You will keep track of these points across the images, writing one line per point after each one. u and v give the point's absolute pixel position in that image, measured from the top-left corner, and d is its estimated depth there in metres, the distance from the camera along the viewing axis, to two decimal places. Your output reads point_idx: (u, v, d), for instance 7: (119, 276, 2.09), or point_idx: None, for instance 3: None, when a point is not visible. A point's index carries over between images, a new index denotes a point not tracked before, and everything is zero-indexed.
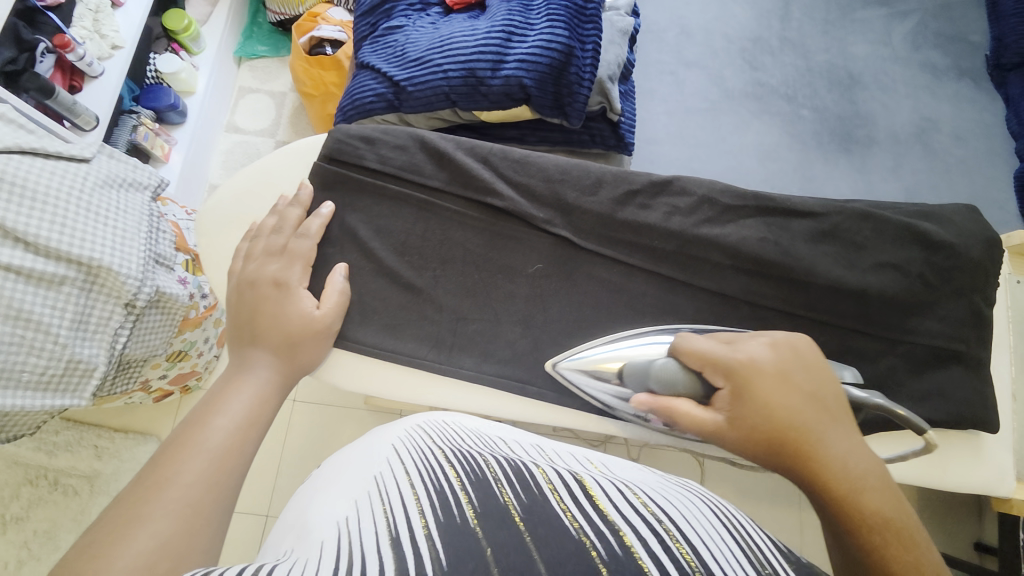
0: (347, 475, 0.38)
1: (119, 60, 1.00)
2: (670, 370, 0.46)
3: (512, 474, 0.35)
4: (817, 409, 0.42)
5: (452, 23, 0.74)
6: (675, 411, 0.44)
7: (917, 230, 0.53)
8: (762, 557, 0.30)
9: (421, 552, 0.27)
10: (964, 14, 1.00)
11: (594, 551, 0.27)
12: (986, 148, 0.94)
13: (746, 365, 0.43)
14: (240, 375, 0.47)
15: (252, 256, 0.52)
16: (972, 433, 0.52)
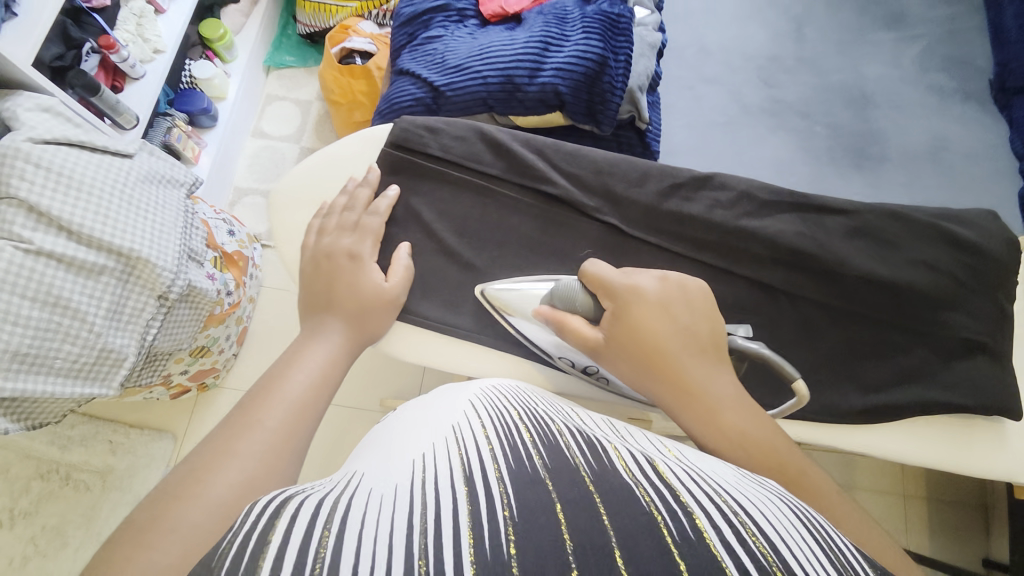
0: (420, 429, 0.38)
1: (160, 63, 1.03)
2: (571, 290, 0.51)
3: (586, 444, 0.34)
4: (687, 331, 0.47)
5: (490, 33, 0.78)
6: (569, 328, 0.50)
7: (945, 230, 0.55)
8: (837, 555, 0.29)
9: (496, 503, 0.27)
10: (971, 41, 1.05)
11: (665, 530, 0.26)
12: (994, 167, 0.98)
13: (629, 291, 0.49)
14: (315, 338, 0.51)
15: (325, 231, 0.56)
16: (995, 421, 0.53)
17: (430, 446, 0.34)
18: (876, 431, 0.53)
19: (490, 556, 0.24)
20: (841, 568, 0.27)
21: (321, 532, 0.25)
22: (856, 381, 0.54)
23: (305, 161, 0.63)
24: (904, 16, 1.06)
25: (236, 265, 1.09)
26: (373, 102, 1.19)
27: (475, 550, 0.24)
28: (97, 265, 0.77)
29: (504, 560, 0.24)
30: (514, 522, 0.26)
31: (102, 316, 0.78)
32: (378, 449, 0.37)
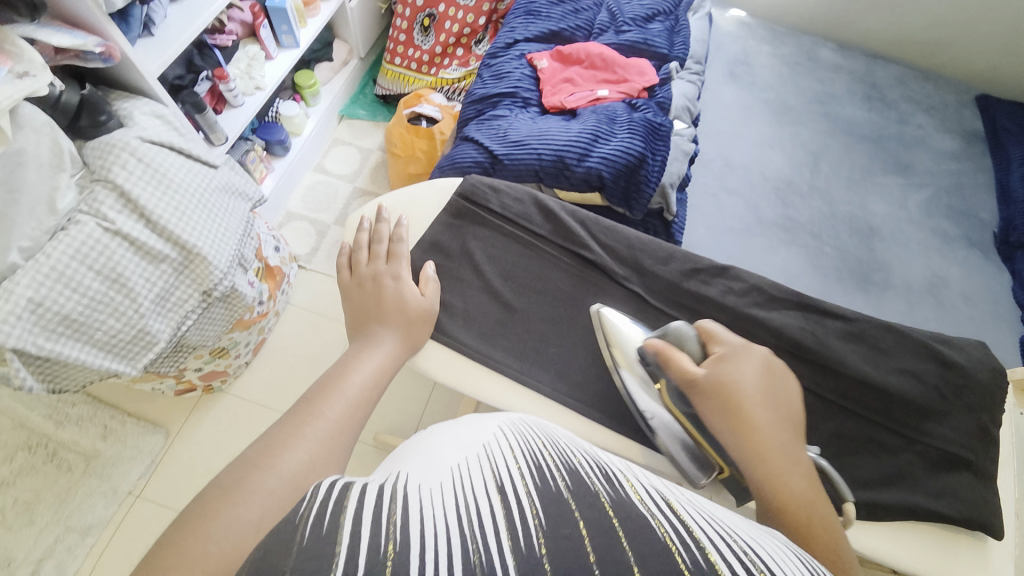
0: (455, 436, 0.39)
1: (257, 98, 1.18)
2: (686, 333, 0.56)
3: (603, 471, 0.35)
4: (776, 399, 0.51)
5: (548, 120, 0.91)
6: (674, 360, 0.54)
7: (936, 350, 0.60)
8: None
9: (527, 512, 0.28)
10: (975, 196, 1.17)
11: (678, 556, 0.27)
12: (994, 311, 1.04)
13: (745, 349, 0.54)
14: (368, 343, 0.55)
15: (361, 262, 0.62)
16: (976, 536, 0.54)
17: (466, 453, 0.35)
18: (863, 527, 0.54)
19: (525, 553, 0.25)
20: None
21: (387, 511, 0.27)
22: (847, 475, 0.56)
23: (386, 197, 0.71)
24: (910, 167, 1.20)
25: (275, 278, 1.17)
26: (429, 159, 1.33)
27: (514, 547, 0.26)
28: (161, 253, 0.83)
29: (537, 559, 0.25)
30: (543, 528, 0.27)
31: (151, 300, 0.84)
32: (415, 452, 0.38)
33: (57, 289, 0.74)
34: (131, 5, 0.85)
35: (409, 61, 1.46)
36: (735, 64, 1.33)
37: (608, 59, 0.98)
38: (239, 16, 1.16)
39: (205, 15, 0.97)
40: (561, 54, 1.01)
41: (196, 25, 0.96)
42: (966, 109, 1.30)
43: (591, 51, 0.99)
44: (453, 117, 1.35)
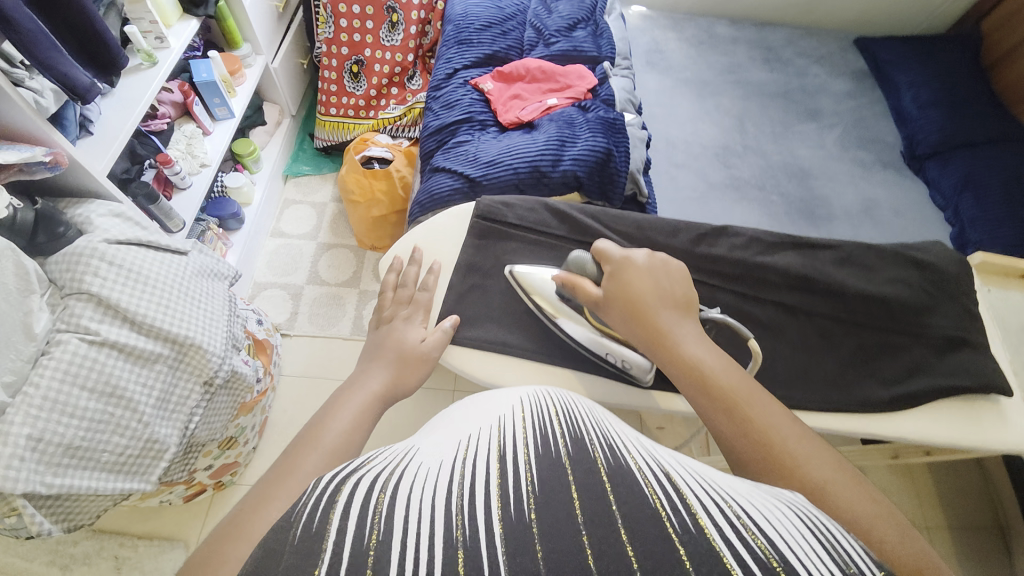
0: (476, 409, 0.37)
1: (204, 175, 1.17)
2: (581, 259, 0.61)
3: (607, 439, 0.32)
4: (662, 293, 0.54)
5: (511, 136, 0.95)
6: (580, 287, 0.59)
7: (909, 255, 0.71)
8: (844, 554, 0.25)
9: (521, 476, 0.26)
10: (877, 124, 1.35)
11: (665, 519, 0.24)
12: (921, 218, 1.20)
13: (623, 258, 0.58)
14: (358, 387, 0.53)
15: (385, 304, 0.65)
16: (991, 399, 0.64)
17: (481, 420, 0.33)
18: (902, 417, 0.63)
19: (514, 519, 0.23)
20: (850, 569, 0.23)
21: (375, 494, 0.25)
22: (875, 376, 0.64)
23: (408, 236, 0.74)
24: (820, 111, 1.35)
25: (267, 352, 1.13)
26: (391, 200, 1.35)
27: (502, 516, 0.24)
28: (153, 354, 0.78)
29: (526, 523, 0.23)
30: (536, 494, 0.25)
31: (153, 404, 0.78)
32: (427, 430, 0.35)
33: (56, 418, 0.69)
34: (62, 107, 0.82)
35: (346, 108, 1.47)
36: (650, 53, 1.45)
37: (547, 71, 1.05)
38: (169, 97, 1.14)
39: (141, 105, 0.95)
40: (502, 74, 1.06)
41: (134, 116, 0.94)
42: (848, 53, 1.50)
43: (529, 66, 1.05)
44: (405, 153, 1.37)
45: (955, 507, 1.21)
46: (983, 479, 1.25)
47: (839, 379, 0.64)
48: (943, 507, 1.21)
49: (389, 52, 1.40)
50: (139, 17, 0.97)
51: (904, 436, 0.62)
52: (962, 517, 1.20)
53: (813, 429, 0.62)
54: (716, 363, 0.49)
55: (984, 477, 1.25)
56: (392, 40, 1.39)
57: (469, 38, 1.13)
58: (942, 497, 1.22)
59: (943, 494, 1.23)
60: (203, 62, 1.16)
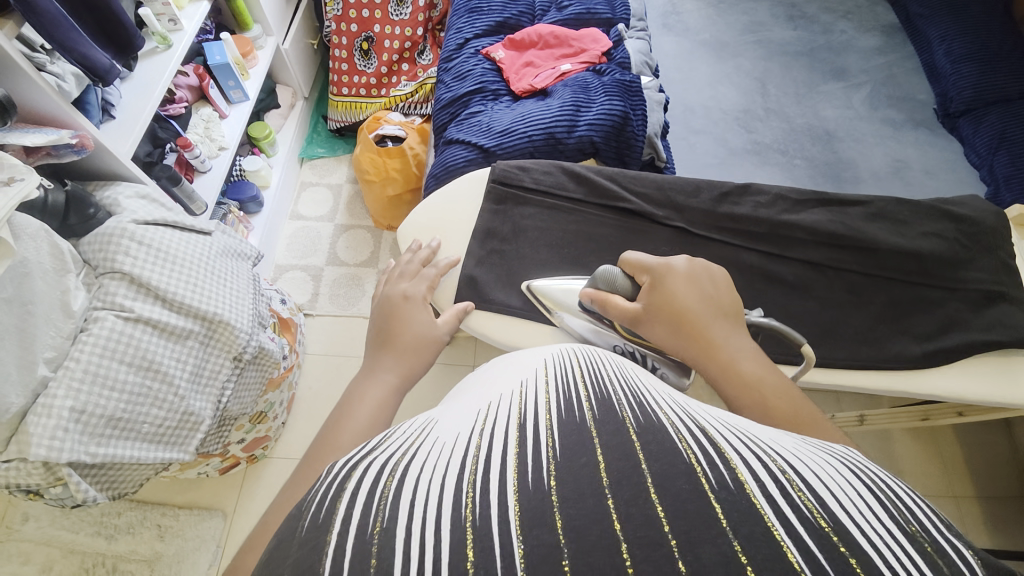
0: (495, 380, 0.37)
1: (223, 158, 1.19)
2: (610, 272, 0.55)
3: (638, 397, 0.31)
4: (709, 300, 0.50)
5: (524, 105, 0.94)
6: (610, 304, 0.54)
7: (944, 209, 0.68)
8: (902, 510, 0.23)
9: (541, 444, 0.26)
10: (909, 81, 1.28)
11: (701, 476, 0.23)
12: (956, 177, 1.15)
13: (662, 266, 0.53)
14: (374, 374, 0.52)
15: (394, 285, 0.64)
16: None
17: (500, 392, 0.33)
18: (936, 374, 0.61)
19: (531, 488, 0.23)
20: (908, 524, 0.22)
21: (383, 478, 0.25)
22: (909, 332, 0.63)
23: (423, 205, 0.74)
24: (847, 69, 1.29)
25: (291, 330, 1.16)
26: (405, 178, 1.35)
27: (519, 485, 0.23)
28: (184, 330, 0.81)
29: (545, 491, 0.22)
30: (556, 460, 0.24)
31: (186, 379, 0.81)
32: (449, 400, 0.36)
33: (96, 391, 0.72)
34: (85, 91, 0.84)
35: (357, 88, 1.46)
36: (666, 16, 1.40)
37: (559, 36, 1.02)
38: (185, 81, 1.17)
39: (159, 87, 0.97)
40: (514, 43, 1.04)
41: (153, 99, 0.95)
42: (877, 6, 1.42)
43: (540, 31, 1.03)
44: (417, 131, 1.36)
45: (987, 475, 1.18)
46: (1016, 448, 1.21)
47: (871, 336, 0.63)
48: (974, 477, 1.18)
49: (398, 27, 1.39)
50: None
51: (938, 394, 0.60)
52: (994, 485, 1.17)
53: (842, 387, 0.61)
54: (767, 369, 0.44)
55: (1017, 446, 1.21)
56: (400, 15, 1.37)
57: (479, 7, 1.10)
58: (972, 465, 1.19)
59: (974, 463, 1.20)
60: (216, 44, 1.17)
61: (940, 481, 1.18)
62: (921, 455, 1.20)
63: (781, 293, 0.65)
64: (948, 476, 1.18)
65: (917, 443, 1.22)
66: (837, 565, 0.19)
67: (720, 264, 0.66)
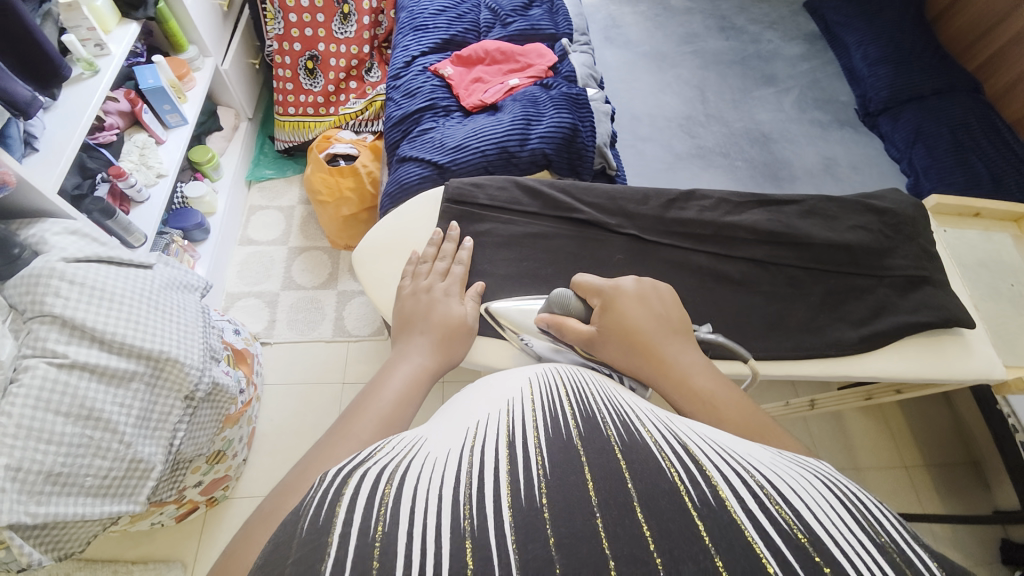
0: (482, 398, 0.37)
1: (161, 185, 1.13)
2: (564, 296, 0.56)
3: (621, 416, 0.32)
4: (660, 318, 0.51)
5: (475, 120, 0.95)
6: (566, 327, 0.53)
7: (867, 203, 0.74)
8: (872, 521, 0.24)
9: (531, 461, 0.26)
10: (831, 85, 1.39)
11: (684, 495, 0.23)
12: (878, 171, 1.25)
13: (613, 288, 0.54)
14: (404, 355, 0.51)
15: (419, 274, 0.63)
16: (954, 332, 0.68)
17: (487, 411, 0.33)
18: (871, 356, 0.66)
19: (524, 504, 0.23)
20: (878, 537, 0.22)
21: (380, 487, 0.24)
22: (847, 319, 0.67)
23: (379, 225, 0.73)
24: (775, 76, 1.39)
25: (247, 362, 1.10)
26: (360, 197, 1.32)
27: (512, 500, 0.23)
28: (128, 372, 0.75)
29: (536, 508, 0.22)
30: (547, 477, 0.24)
31: (132, 424, 0.75)
32: (435, 417, 0.35)
33: (32, 446, 0.66)
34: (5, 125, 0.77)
35: (304, 107, 1.43)
36: (608, 29, 1.45)
37: (506, 52, 1.05)
38: (115, 106, 1.10)
39: (86, 116, 0.91)
40: (460, 59, 1.05)
41: (81, 128, 0.89)
42: (798, 16, 1.53)
43: (487, 48, 1.05)
44: (370, 149, 1.34)
45: (930, 446, 1.28)
46: (953, 416, 1.32)
47: (812, 325, 0.67)
48: (920, 448, 1.27)
49: (343, 46, 1.37)
50: (75, 25, 0.93)
51: (875, 375, 0.65)
52: (936, 454, 1.27)
53: (791, 376, 0.64)
54: (720, 383, 0.45)
55: (955, 415, 1.32)
56: (345, 33, 1.36)
57: (425, 24, 1.11)
58: (916, 437, 1.28)
59: (917, 434, 1.29)
60: (149, 66, 1.12)
61: (890, 453, 1.26)
62: (872, 431, 1.29)
63: (731, 290, 0.68)
64: (898, 449, 1.27)
65: (866, 419, 1.30)
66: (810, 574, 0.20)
67: (673, 267, 0.69)
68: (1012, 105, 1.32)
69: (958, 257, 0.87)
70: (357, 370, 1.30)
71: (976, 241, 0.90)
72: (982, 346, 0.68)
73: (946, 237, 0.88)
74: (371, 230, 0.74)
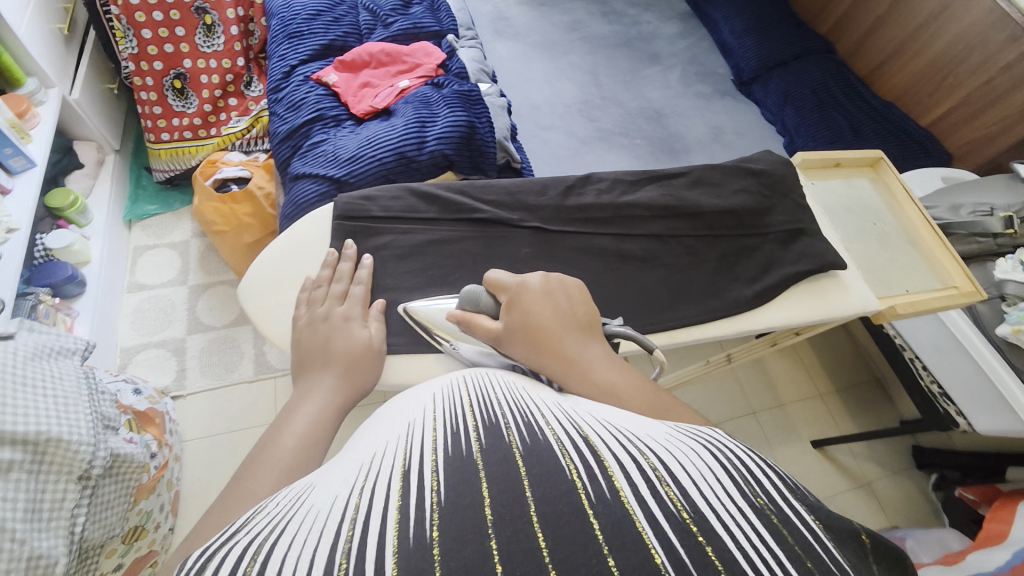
0: (384, 424, 0.35)
1: (15, 241, 0.98)
2: (474, 292, 0.55)
3: (524, 416, 0.31)
4: (565, 313, 0.52)
5: (369, 127, 0.91)
6: (476, 324, 0.53)
7: (745, 167, 0.80)
8: (754, 485, 0.25)
9: (425, 492, 0.24)
10: (709, 58, 1.49)
11: (581, 493, 0.23)
12: (760, 134, 1.36)
13: (519, 284, 0.54)
14: (306, 393, 0.48)
15: (316, 301, 0.58)
16: (832, 274, 0.76)
17: (384, 440, 0.30)
18: (766, 309, 0.72)
19: (413, 544, 0.21)
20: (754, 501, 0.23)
21: (244, 564, 0.21)
22: (742, 277, 0.72)
23: (267, 250, 0.68)
24: (659, 55, 1.46)
25: (156, 423, 0.99)
26: (261, 222, 1.22)
27: (398, 541, 0.21)
28: (3, 463, 0.65)
29: (427, 543, 0.21)
30: (440, 504, 0.23)
31: (21, 518, 0.64)
32: (333, 457, 0.33)
33: None
34: None
35: (179, 131, 1.29)
36: (496, 21, 1.45)
37: (391, 53, 1.01)
38: None
39: None
40: (344, 64, 1.00)
41: None
42: None
43: (371, 50, 1.01)
44: (263, 168, 1.24)
45: (839, 372, 1.43)
46: (855, 342, 1.48)
47: (712, 289, 0.71)
48: (831, 377, 1.42)
49: (213, 60, 1.25)
50: None
51: (773, 324, 0.71)
52: (844, 378, 1.42)
53: (701, 338, 0.68)
54: (622, 374, 0.46)
55: (856, 344, 1.47)
56: (213, 46, 1.24)
57: (300, 30, 1.04)
58: (826, 367, 1.43)
59: (827, 364, 1.44)
60: None
61: (806, 385, 1.39)
62: (789, 368, 1.42)
63: (638, 266, 0.71)
64: (812, 380, 1.41)
65: (782, 360, 1.43)
66: (694, 554, 0.20)
67: (579, 254, 0.70)
68: (863, 60, 1.49)
69: (828, 205, 0.97)
70: (289, 405, 1.21)
71: (841, 189, 1.00)
72: (858, 283, 0.77)
73: (816, 189, 0.98)
74: (259, 258, 0.68)
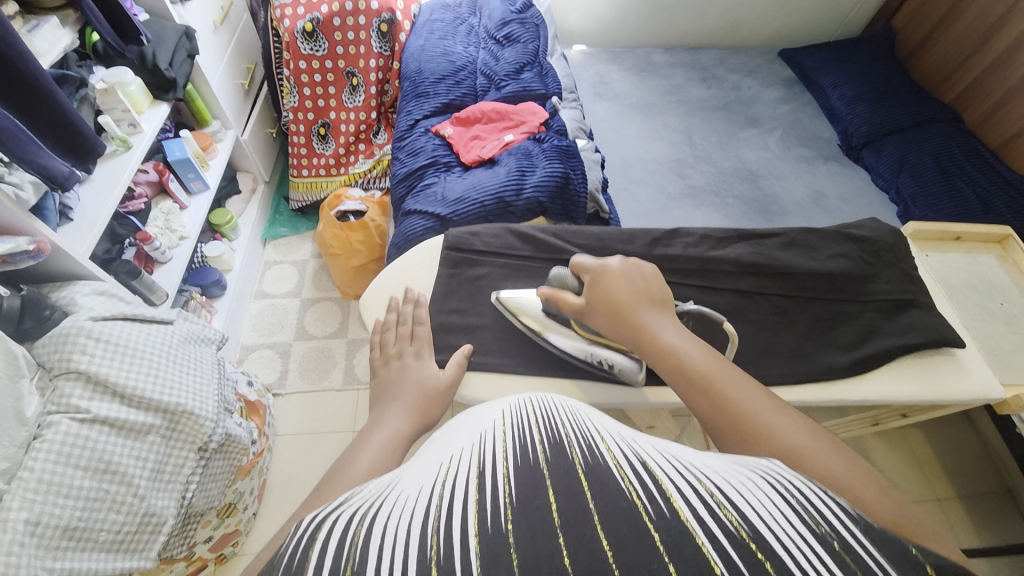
0: (463, 428, 0.37)
1: (184, 247, 1.22)
2: (562, 274, 0.64)
3: (584, 431, 0.33)
4: (642, 289, 0.56)
5: (475, 173, 1.02)
6: (562, 300, 0.62)
7: (846, 232, 0.78)
8: (813, 513, 0.26)
9: (498, 492, 0.27)
10: (812, 123, 1.47)
11: (641, 510, 0.25)
12: (868, 201, 1.28)
13: (600, 265, 0.59)
14: (380, 422, 0.52)
15: (387, 343, 0.65)
16: (946, 352, 0.69)
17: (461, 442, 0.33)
18: (864, 380, 0.67)
19: (490, 531, 0.25)
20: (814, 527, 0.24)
21: (351, 530, 0.26)
22: (836, 344, 0.69)
23: (383, 274, 0.78)
24: (758, 118, 1.47)
25: (260, 413, 1.13)
26: (369, 249, 1.39)
27: (478, 530, 0.25)
28: (145, 426, 0.78)
29: (503, 534, 0.24)
30: (513, 504, 0.26)
31: (147, 477, 0.77)
32: (413, 457, 0.37)
33: (51, 501, 0.68)
34: (42, 199, 0.85)
35: (317, 168, 1.54)
36: (597, 84, 1.56)
37: (501, 111, 1.13)
38: (144, 177, 1.20)
39: (119, 187, 1.00)
40: (460, 119, 1.14)
41: (113, 199, 0.98)
42: (775, 64, 1.65)
43: (484, 108, 1.14)
44: (378, 204, 1.42)
45: (959, 475, 1.23)
46: (982, 443, 1.27)
47: (801, 352, 0.68)
48: (949, 479, 1.22)
49: (353, 113, 1.47)
50: (111, 107, 1.04)
51: (871, 398, 0.66)
52: (967, 483, 1.21)
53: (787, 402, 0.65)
54: (685, 340, 0.50)
55: (984, 442, 1.28)
56: (354, 101, 1.46)
57: (426, 90, 1.22)
58: (944, 467, 1.24)
59: (945, 463, 1.24)
60: (176, 141, 1.23)
61: (920, 485, 1.21)
62: (898, 461, 1.25)
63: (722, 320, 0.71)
64: (926, 480, 1.22)
65: (890, 451, 1.26)
66: (752, 568, 0.22)
67: None
68: (994, 131, 1.37)
69: (946, 280, 0.89)
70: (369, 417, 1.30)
71: (962, 264, 0.92)
72: (980, 365, 0.69)
73: (931, 261, 0.91)
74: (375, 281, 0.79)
